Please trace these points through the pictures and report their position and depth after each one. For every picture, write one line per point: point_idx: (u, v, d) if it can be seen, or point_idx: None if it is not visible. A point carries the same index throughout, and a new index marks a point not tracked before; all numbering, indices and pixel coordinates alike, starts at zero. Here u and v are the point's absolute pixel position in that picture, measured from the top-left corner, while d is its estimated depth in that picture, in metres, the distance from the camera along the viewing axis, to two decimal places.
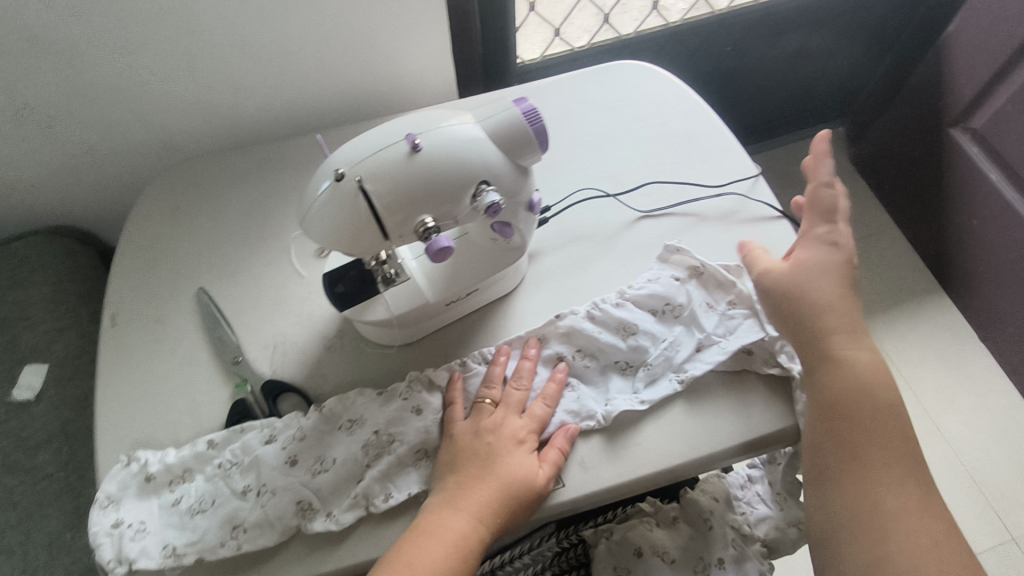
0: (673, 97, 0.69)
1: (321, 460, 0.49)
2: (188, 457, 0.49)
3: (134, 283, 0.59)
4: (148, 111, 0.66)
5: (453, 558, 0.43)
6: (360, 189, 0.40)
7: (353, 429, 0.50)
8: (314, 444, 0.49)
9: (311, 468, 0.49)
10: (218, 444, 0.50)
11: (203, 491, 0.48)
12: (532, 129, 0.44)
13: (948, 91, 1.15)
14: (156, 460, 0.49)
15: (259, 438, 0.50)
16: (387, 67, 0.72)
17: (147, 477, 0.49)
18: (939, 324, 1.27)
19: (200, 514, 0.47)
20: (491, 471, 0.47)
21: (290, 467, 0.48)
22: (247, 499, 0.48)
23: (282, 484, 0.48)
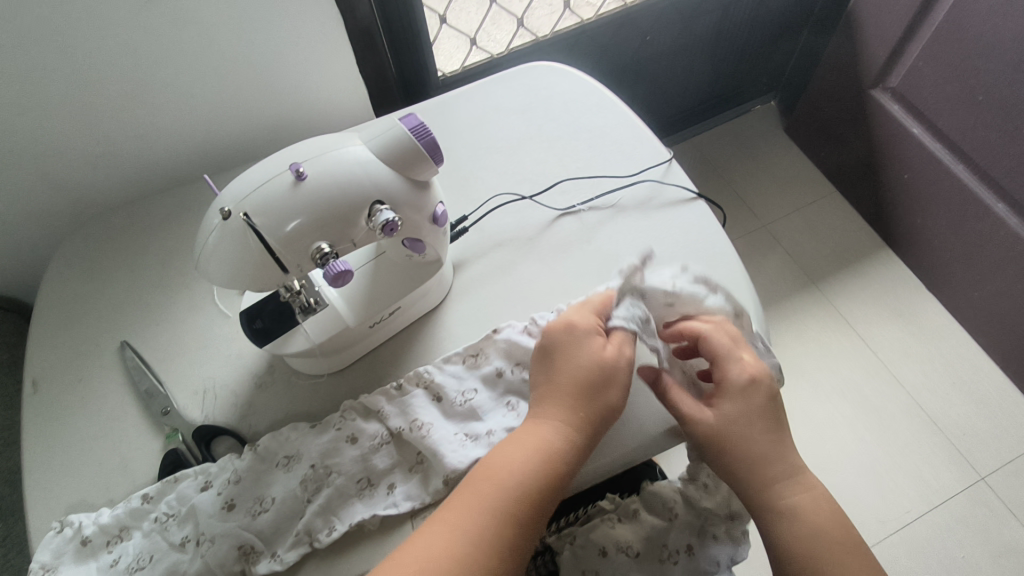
0: (583, 92, 0.70)
1: (260, 500, 0.48)
2: (122, 514, 0.48)
3: (54, 346, 0.58)
4: (54, 169, 0.65)
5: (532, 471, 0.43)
6: (248, 224, 0.40)
7: (290, 463, 0.50)
8: (251, 485, 0.49)
9: (250, 510, 0.48)
10: (152, 497, 0.49)
11: (140, 548, 0.47)
12: (421, 144, 0.44)
13: (863, 55, 1.19)
14: (90, 522, 0.48)
15: (194, 485, 0.49)
16: (297, 96, 0.72)
17: (82, 540, 0.47)
18: (887, 279, 1.30)
19: (140, 573, 0.46)
20: (559, 409, 0.45)
21: (228, 512, 0.48)
22: (187, 550, 0.47)
23: (222, 530, 0.47)
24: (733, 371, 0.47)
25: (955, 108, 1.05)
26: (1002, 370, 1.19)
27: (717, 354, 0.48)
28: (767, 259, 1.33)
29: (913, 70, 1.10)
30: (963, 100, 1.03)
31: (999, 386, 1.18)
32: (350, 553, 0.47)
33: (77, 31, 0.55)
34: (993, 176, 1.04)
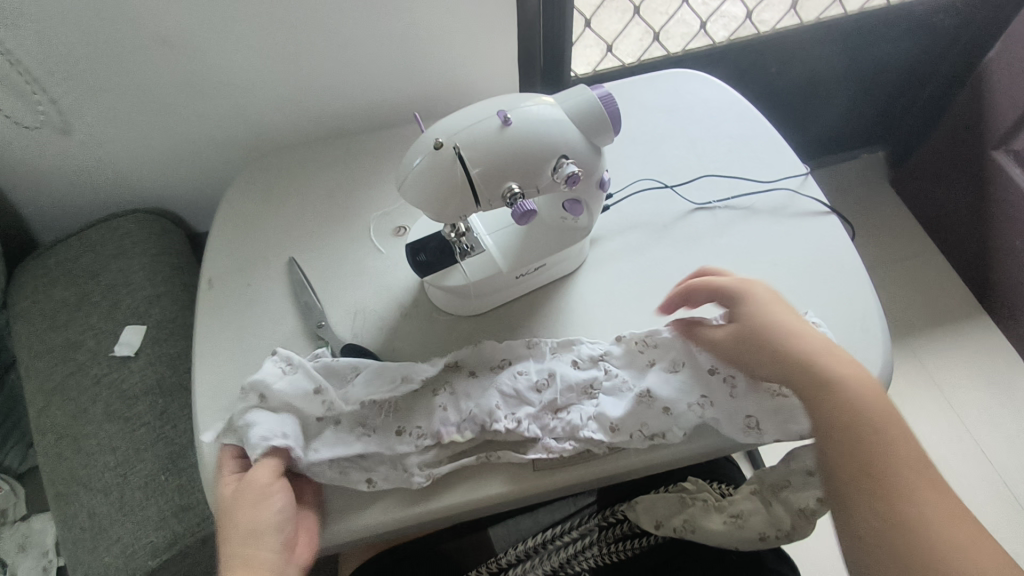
0: (726, 102, 0.74)
1: (419, 428, 0.52)
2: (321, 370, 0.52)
3: (228, 255, 0.65)
4: (242, 102, 0.73)
5: None
6: (456, 155, 0.45)
7: (452, 398, 0.53)
8: (411, 414, 0.53)
9: (413, 437, 0.51)
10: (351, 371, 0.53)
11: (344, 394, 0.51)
12: (606, 113, 0.49)
13: (989, 116, 1.18)
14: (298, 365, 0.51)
15: (386, 374, 0.53)
16: (457, 75, 0.78)
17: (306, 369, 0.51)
18: (981, 345, 1.26)
19: (337, 441, 0.50)
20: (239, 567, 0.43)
21: (397, 437, 0.51)
22: (369, 440, 0.51)
23: (387, 443, 0.51)
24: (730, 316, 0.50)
25: None
26: None
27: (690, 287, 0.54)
28: None
29: None
30: None
31: None
32: (464, 489, 0.51)
33: None
34: None
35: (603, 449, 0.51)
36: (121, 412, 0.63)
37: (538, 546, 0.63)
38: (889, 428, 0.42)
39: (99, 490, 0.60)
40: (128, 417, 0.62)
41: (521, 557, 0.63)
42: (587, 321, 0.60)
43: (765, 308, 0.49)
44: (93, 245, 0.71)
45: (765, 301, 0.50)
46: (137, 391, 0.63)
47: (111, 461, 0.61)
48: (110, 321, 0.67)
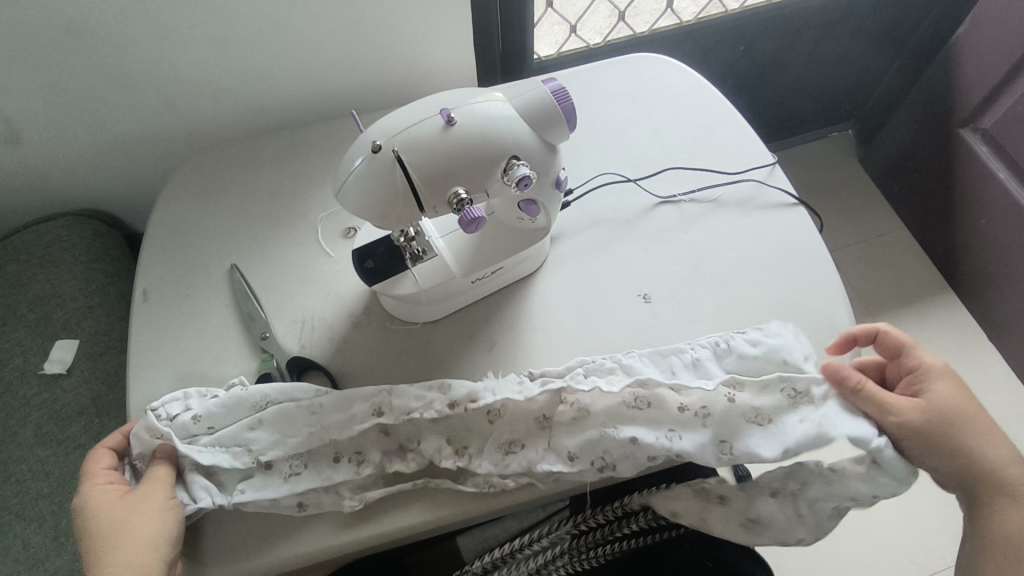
0: (691, 87, 0.71)
1: (358, 453, 0.50)
2: (216, 410, 0.50)
3: (164, 262, 0.61)
4: (175, 94, 0.68)
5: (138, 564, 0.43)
6: (397, 160, 0.42)
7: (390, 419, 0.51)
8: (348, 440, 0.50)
9: (351, 463, 0.50)
10: (259, 404, 0.50)
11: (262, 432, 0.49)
12: (560, 108, 0.46)
13: (957, 94, 1.16)
14: (186, 416, 0.49)
15: (302, 410, 0.50)
16: (409, 60, 0.74)
17: (226, 405, 0.50)
18: (948, 323, 1.27)
19: (265, 480, 0.49)
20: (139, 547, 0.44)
21: (334, 465, 0.50)
22: (299, 476, 0.49)
23: (321, 475, 0.49)
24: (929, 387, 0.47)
25: None
26: None
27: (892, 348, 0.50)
28: None
29: (1009, 115, 1.08)
30: None
31: None
32: (412, 516, 0.49)
33: None
34: None
35: (547, 484, 0.50)
36: (54, 435, 0.59)
37: (507, 556, 0.63)
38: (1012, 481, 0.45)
39: (31, 519, 0.56)
40: (61, 440, 0.59)
41: (488, 567, 0.63)
42: (548, 325, 0.57)
43: (937, 393, 0.46)
44: (18, 254, 0.66)
45: (937, 392, 0.46)
46: (71, 411, 0.60)
47: (44, 487, 0.57)
48: (38, 337, 0.63)
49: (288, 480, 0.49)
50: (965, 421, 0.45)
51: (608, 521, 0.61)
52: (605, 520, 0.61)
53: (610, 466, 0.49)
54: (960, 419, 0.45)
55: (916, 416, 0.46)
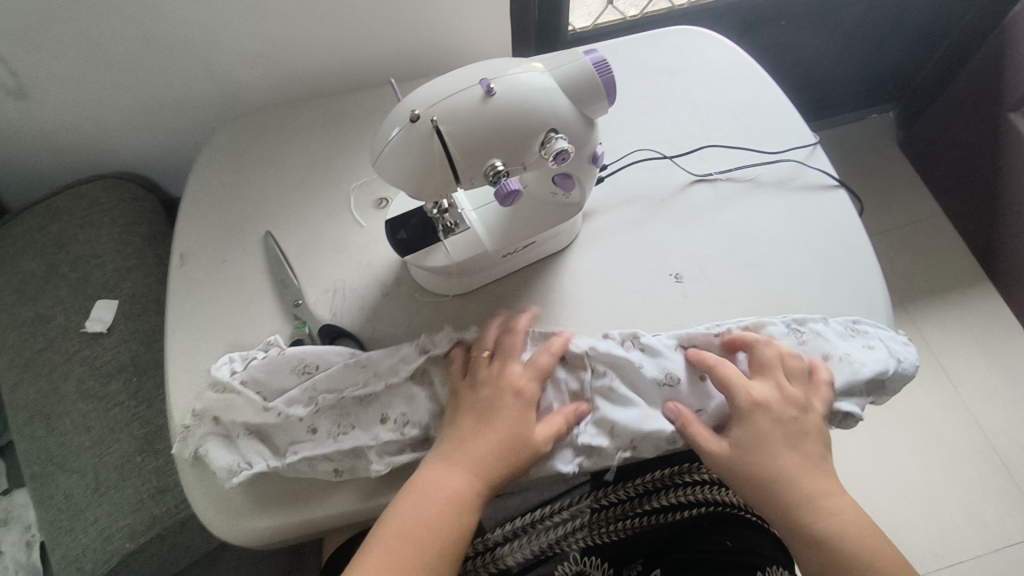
0: (732, 63, 0.69)
1: (402, 414, 0.51)
2: (259, 372, 0.51)
3: (201, 226, 0.62)
4: (212, 59, 0.68)
5: (448, 512, 0.46)
6: (435, 130, 0.41)
7: (434, 391, 0.53)
8: (394, 397, 0.52)
9: (396, 425, 0.51)
10: (299, 366, 0.52)
11: (300, 394, 0.51)
12: (601, 80, 0.45)
13: (1009, 76, 1.11)
14: (234, 379, 0.51)
15: (346, 374, 0.51)
16: (445, 29, 0.73)
17: (268, 366, 0.51)
18: (983, 315, 1.24)
19: (314, 443, 0.50)
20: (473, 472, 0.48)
21: (381, 425, 0.51)
22: (348, 434, 0.50)
23: (369, 433, 0.50)
24: (739, 400, 0.49)
25: None
26: None
27: (722, 364, 0.51)
28: None
29: None
30: None
31: None
32: None
33: None
34: None
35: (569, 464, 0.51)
36: (95, 391, 0.61)
37: (528, 525, 0.62)
38: (797, 479, 0.48)
39: (74, 471, 0.58)
40: (103, 396, 0.61)
41: (509, 535, 0.62)
42: (576, 303, 0.57)
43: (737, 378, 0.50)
44: (59, 213, 0.67)
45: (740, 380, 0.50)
46: (111, 369, 0.62)
47: (86, 441, 0.59)
48: (79, 296, 0.64)
49: (338, 439, 0.50)
50: (762, 403, 0.49)
51: (629, 498, 0.62)
52: (625, 496, 0.63)
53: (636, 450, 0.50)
54: (756, 402, 0.49)
55: (732, 437, 0.49)
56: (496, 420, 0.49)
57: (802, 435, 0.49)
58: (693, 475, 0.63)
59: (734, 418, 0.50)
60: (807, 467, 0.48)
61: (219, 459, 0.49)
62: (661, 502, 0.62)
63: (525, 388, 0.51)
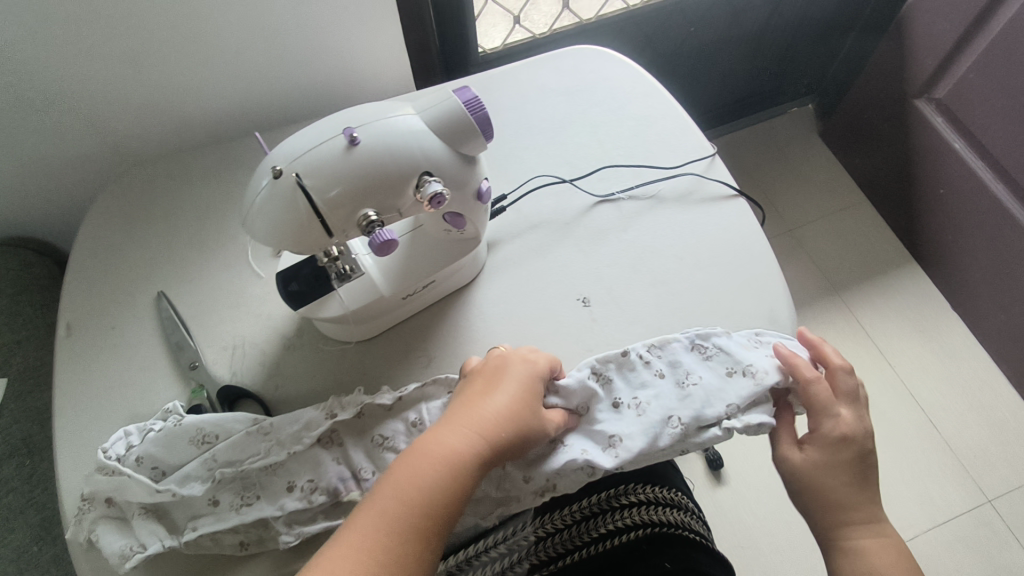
0: (629, 80, 0.69)
1: (310, 480, 0.49)
2: (155, 447, 0.49)
3: (88, 292, 0.58)
4: (92, 115, 0.65)
5: (443, 475, 0.40)
6: (298, 185, 0.40)
7: (345, 452, 0.50)
8: (301, 461, 0.49)
9: (303, 493, 0.48)
10: (197, 437, 0.49)
11: (198, 467, 0.48)
12: (473, 118, 0.44)
13: (910, 65, 1.15)
14: (129, 456, 0.49)
15: (248, 442, 0.49)
16: (339, 64, 0.71)
17: (162, 440, 0.49)
18: (912, 294, 1.28)
19: (216, 517, 0.48)
20: (473, 433, 0.43)
21: (288, 493, 0.49)
22: (252, 506, 0.48)
23: (275, 503, 0.48)
24: (829, 424, 0.49)
25: (1004, 123, 1.02)
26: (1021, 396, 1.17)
27: (817, 382, 0.49)
28: (791, 263, 1.33)
29: (962, 84, 1.07)
30: (1013, 117, 1.00)
31: (1014, 412, 1.16)
32: None
33: None
34: None
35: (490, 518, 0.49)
36: None
37: (464, 563, 0.56)
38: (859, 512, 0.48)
39: None
40: None
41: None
42: (484, 338, 0.56)
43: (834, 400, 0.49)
44: None
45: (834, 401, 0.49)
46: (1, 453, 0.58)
47: None
48: None
49: (241, 512, 0.48)
50: (851, 439, 0.48)
51: (565, 527, 0.61)
52: (561, 525, 0.61)
53: (553, 490, 0.49)
54: (846, 437, 0.48)
55: (810, 460, 0.49)
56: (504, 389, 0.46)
57: (873, 468, 0.49)
58: (630, 497, 0.62)
59: (819, 439, 0.49)
60: (871, 498, 0.49)
61: (110, 544, 0.47)
62: (604, 529, 0.61)
63: (536, 362, 0.49)
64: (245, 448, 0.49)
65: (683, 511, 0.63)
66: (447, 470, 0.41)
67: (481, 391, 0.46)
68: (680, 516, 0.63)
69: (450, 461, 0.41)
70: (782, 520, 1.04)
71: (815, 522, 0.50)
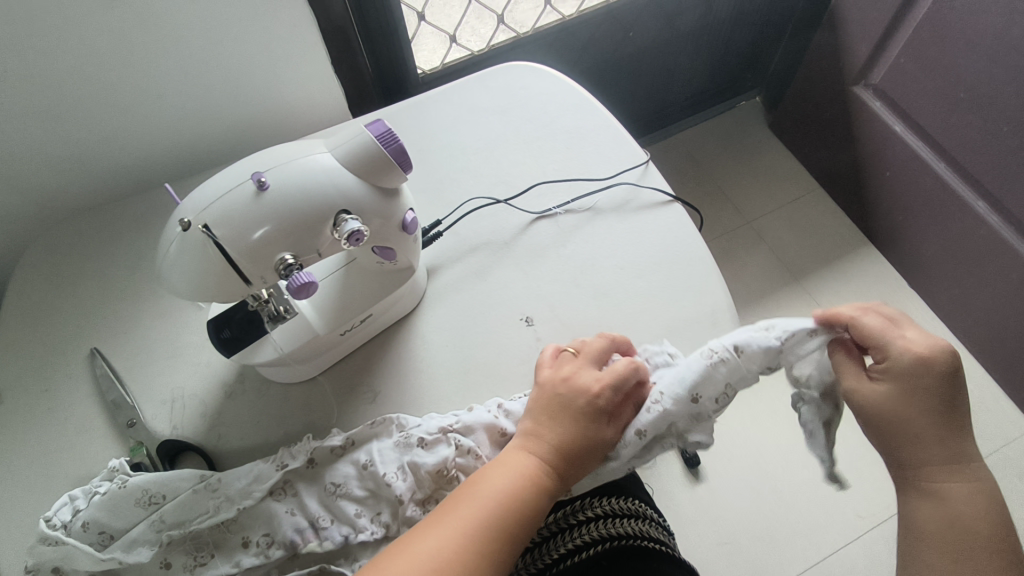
0: (560, 93, 0.69)
1: (265, 534, 0.48)
2: (100, 511, 0.47)
3: (18, 356, 0.57)
4: (13, 173, 0.63)
5: (524, 489, 0.43)
6: (208, 236, 0.39)
7: (298, 502, 0.49)
8: (254, 516, 0.48)
9: (259, 549, 0.47)
10: (144, 498, 0.48)
11: (146, 530, 0.47)
12: (388, 151, 0.43)
13: (844, 54, 1.18)
14: (75, 522, 0.47)
15: (197, 500, 0.48)
16: (268, 99, 0.71)
17: (106, 505, 0.47)
18: (870, 276, 1.30)
19: None
20: (547, 451, 0.45)
21: (243, 550, 0.48)
22: (206, 566, 0.47)
23: (231, 560, 0.47)
24: (895, 352, 0.44)
25: (936, 104, 1.04)
26: (982, 367, 1.19)
27: (864, 316, 0.46)
28: (751, 255, 1.34)
29: (895, 69, 1.09)
30: (945, 99, 1.02)
31: (977, 382, 1.18)
32: None
33: (41, 41, 0.54)
34: (977, 178, 1.03)
35: None
36: None
37: None
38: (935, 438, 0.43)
39: None
40: None
41: None
42: (428, 368, 0.55)
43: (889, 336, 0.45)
44: None
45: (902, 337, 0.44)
46: None
47: None
48: None
49: (196, 572, 0.47)
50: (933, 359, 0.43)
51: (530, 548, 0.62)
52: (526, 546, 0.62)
53: None
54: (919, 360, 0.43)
55: (880, 394, 0.44)
56: (569, 419, 0.46)
57: (960, 402, 0.44)
58: (588, 512, 0.62)
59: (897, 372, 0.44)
60: (964, 447, 0.43)
61: None
62: (564, 548, 0.60)
63: (601, 393, 0.47)
64: (194, 506, 0.48)
65: (643, 521, 0.63)
66: (524, 489, 0.43)
67: (560, 406, 0.47)
68: (641, 525, 0.62)
69: (527, 479, 0.43)
70: (761, 512, 1.05)
71: (894, 462, 0.45)
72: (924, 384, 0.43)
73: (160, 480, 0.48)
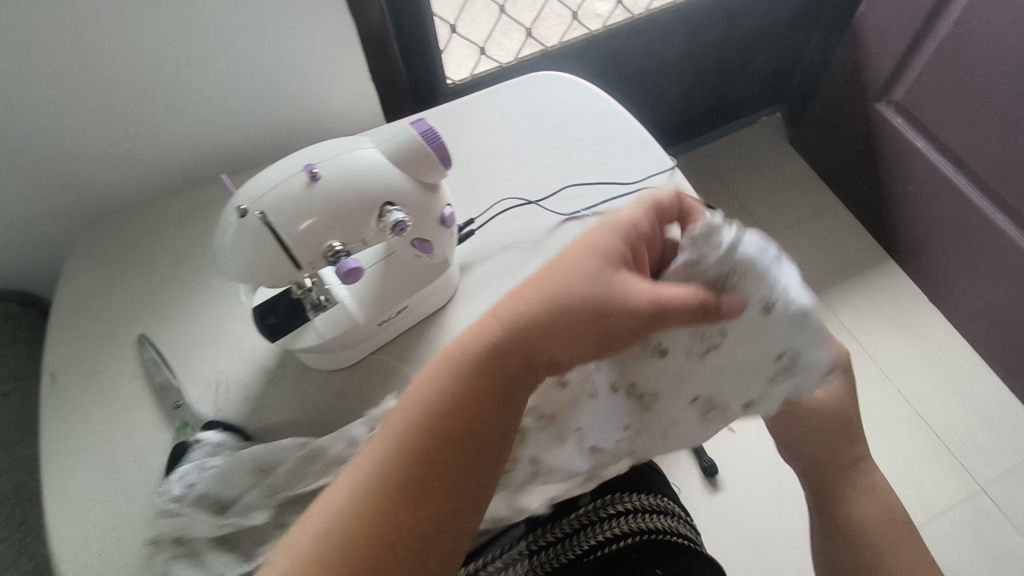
0: (588, 101, 0.72)
1: None
2: (219, 482, 0.49)
3: (72, 340, 0.60)
4: (71, 167, 0.67)
5: (463, 366, 0.42)
6: (263, 223, 0.42)
7: None
8: None
9: None
10: (253, 466, 0.51)
11: (263, 494, 0.50)
12: (431, 147, 0.46)
13: (866, 70, 1.19)
14: (191, 494, 0.49)
15: (305, 465, 0.51)
16: (308, 104, 0.74)
17: (219, 475, 0.50)
18: (890, 289, 1.30)
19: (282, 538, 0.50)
20: (493, 320, 0.43)
21: None
22: None
23: None
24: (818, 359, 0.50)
25: (958, 119, 1.05)
26: (1004, 382, 1.19)
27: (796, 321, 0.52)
28: None
29: (917, 85, 1.11)
30: (966, 114, 1.04)
31: (998, 398, 1.18)
32: None
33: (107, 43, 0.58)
34: (1000, 192, 1.04)
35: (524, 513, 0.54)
36: None
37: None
38: None
39: None
40: None
41: None
42: None
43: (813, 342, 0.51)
44: None
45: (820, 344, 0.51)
46: None
47: None
48: None
49: None
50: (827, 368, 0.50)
51: (559, 539, 0.63)
52: (557, 537, 0.63)
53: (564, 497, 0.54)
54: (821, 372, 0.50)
55: (793, 407, 0.49)
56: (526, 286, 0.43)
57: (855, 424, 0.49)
58: (617, 507, 0.63)
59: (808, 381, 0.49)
60: None
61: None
62: (593, 540, 0.61)
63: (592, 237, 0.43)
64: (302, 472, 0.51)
65: (672, 516, 0.64)
66: (466, 363, 0.42)
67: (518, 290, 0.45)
68: (671, 521, 0.64)
69: (468, 352, 0.42)
70: (779, 522, 1.05)
71: None
72: (822, 395, 0.49)
73: (269, 451, 0.51)
